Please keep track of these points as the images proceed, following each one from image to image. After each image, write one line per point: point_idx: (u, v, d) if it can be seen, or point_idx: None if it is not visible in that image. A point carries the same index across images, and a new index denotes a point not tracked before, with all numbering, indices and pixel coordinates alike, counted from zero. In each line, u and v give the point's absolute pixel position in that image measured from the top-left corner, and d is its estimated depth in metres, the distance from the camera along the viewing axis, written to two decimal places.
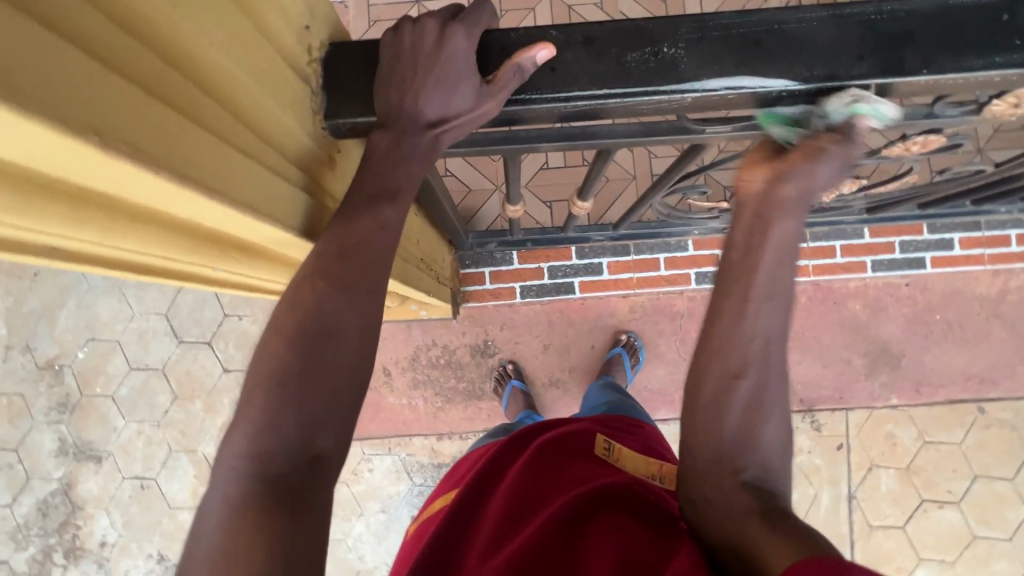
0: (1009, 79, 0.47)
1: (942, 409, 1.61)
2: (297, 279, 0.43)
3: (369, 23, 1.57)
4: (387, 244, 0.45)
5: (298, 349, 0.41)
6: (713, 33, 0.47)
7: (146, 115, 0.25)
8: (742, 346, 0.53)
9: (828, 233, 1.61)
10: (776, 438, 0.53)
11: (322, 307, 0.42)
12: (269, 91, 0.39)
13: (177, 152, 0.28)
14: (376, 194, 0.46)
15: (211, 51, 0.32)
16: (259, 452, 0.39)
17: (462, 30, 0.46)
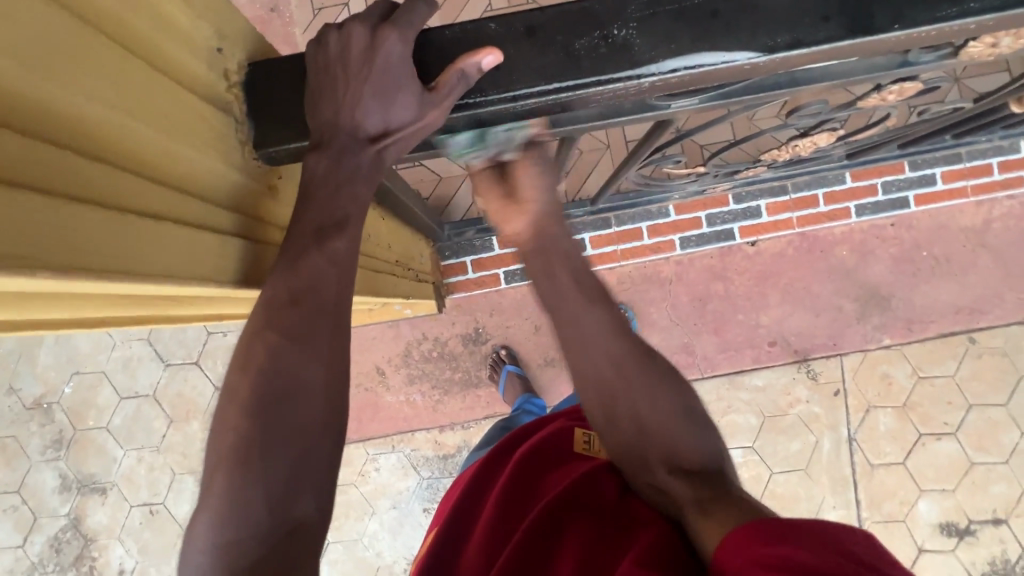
0: (989, 24, 0.44)
1: (935, 344, 1.62)
2: (247, 338, 0.39)
3: (314, 13, 1.48)
4: (341, 278, 0.41)
5: (257, 414, 0.37)
6: (666, 7, 0.43)
7: (11, 209, 0.24)
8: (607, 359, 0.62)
9: (810, 182, 1.59)
10: (674, 415, 0.61)
11: (277, 362, 0.39)
12: (178, 137, 0.37)
13: (58, 240, 0.26)
14: (321, 229, 0.41)
15: (90, 112, 0.30)
16: (230, 544, 0.35)
17: (396, 34, 0.41)
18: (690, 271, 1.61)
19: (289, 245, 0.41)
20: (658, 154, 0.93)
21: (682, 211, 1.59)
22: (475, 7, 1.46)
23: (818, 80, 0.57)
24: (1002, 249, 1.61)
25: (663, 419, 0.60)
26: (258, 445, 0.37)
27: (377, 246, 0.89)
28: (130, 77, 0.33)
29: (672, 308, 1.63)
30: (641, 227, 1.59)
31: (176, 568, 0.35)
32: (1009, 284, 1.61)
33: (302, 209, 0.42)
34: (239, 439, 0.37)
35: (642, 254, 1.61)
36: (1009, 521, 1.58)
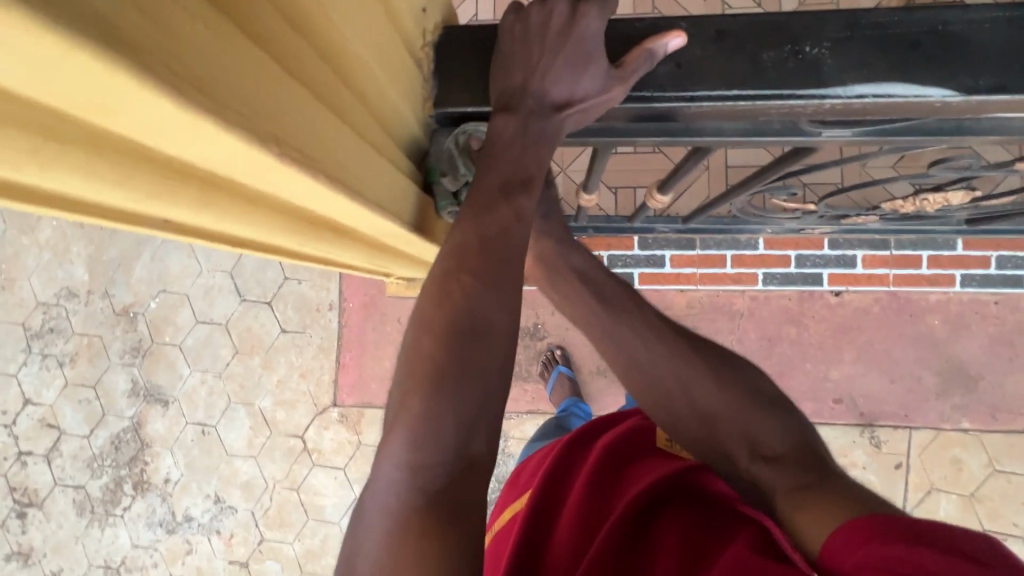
0: None
1: (1020, 439, 1.50)
2: (442, 276, 0.42)
3: None
4: (525, 235, 0.44)
5: (449, 349, 0.40)
6: (865, 31, 0.42)
7: (298, 111, 0.29)
8: (657, 359, 0.65)
9: (914, 242, 1.50)
10: (726, 397, 0.63)
11: (468, 302, 0.41)
12: (396, 81, 0.41)
13: (318, 146, 0.31)
14: (509, 186, 0.44)
15: (352, 44, 0.35)
16: (423, 462, 0.38)
17: (596, 12, 0.43)
18: (764, 309, 1.56)
19: (481, 201, 0.43)
20: (775, 183, 0.92)
21: (769, 247, 1.54)
22: None
23: (988, 131, 0.53)
24: None
25: (717, 409, 0.63)
26: (450, 376, 0.40)
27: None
28: (380, 22, 0.37)
29: (738, 343, 1.58)
30: (723, 255, 1.55)
31: (373, 470, 0.39)
32: None
33: (485, 169, 0.44)
34: (433, 370, 0.40)
35: (719, 282, 1.57)
36: None
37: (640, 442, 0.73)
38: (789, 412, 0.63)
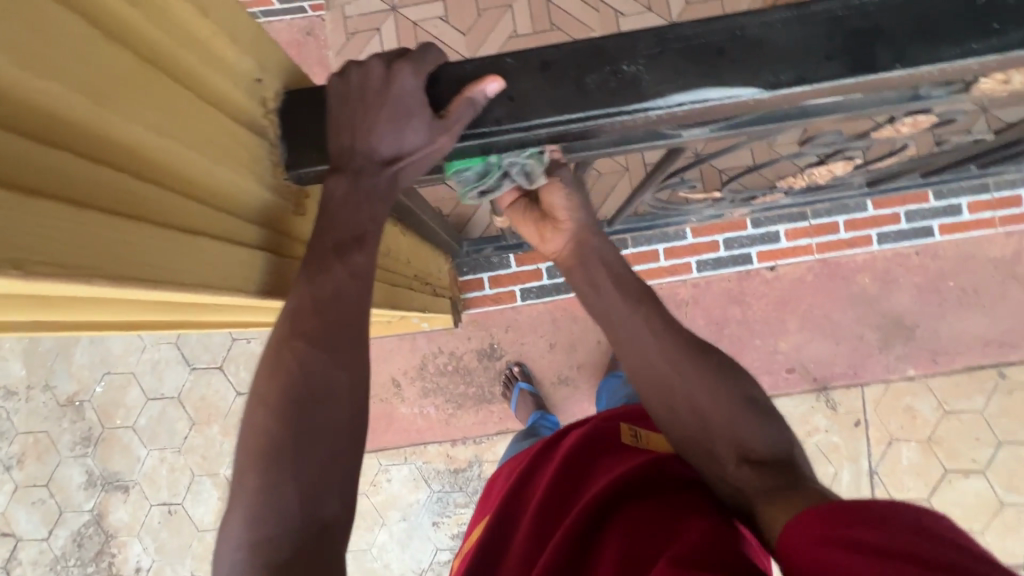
0: (992, 65, 0.45)
1: (962, 377, 1.58)
2: (276, 346, 0.46)
3: (347, 36, 1.58)
4: (358, 294, 0.47)
5: (287, 417, 0.44)
6: (674, 45, 0.45)
7: (77, 228, 0.29)
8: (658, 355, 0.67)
9: (830, 209, 1.58)
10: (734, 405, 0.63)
11: (302, 370, 0.45)
12: (220, 158, 0.41)
13: (114, 253, 0.31)
14: (342, 246, 0.46)
15: (144, 136, 0.34)
16: (264, 531, 0.42)
17: (409, 68, 0.45)
18: (707, 294, 1.61)
19: (310, 259, 0.46)
20: (671, 180, 0.95)
21: (698, 235, 1.60)
22: (501, 33, 1.53)
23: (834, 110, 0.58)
24: None
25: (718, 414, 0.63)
26: (287, 445, 0.43)
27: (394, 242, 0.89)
28: (177, 106, 0.37)
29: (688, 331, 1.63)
30: (656, 249, 1.60)
31: (219, 546, 0.43)
32: None
33: (324, 229, 0.46)
34: (269, 441, 0.43)
35: (658, 276, 1.61)
36: None
37: (603, 437, 0.76)
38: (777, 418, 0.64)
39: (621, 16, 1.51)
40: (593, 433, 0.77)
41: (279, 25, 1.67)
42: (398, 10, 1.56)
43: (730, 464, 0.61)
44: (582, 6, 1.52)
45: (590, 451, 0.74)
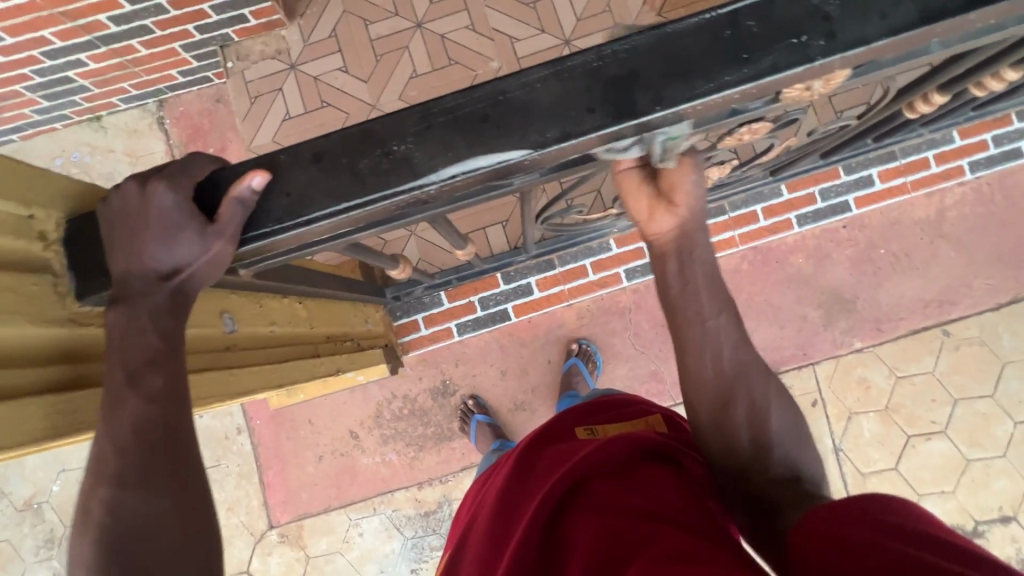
0: (753, 91, 0.46)
1: (908, 342, 1.59)
2: (85, 499, 0.46)
3: (250, 100, 1.59)
4: (164, 419, 0.48)
5: (112, 564, 0.43)
6: (439, 118, 0.45)
7: None
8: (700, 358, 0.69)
9: (746, 200, 1.59)
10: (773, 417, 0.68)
11: (117, 514, 0.45)
12: None
13: None
14: (134, 375, 0.49)
15: None
16: None
17: (163, 185, 0.47)
18: (647, 298, 1.62)
19: (108, 399, 0.48)
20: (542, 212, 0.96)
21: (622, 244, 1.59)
22: (402, 75, 1.54)
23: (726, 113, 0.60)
24: (960, 237, 1.60)
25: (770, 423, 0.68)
26: None
27: (273, 309, 0.84)
28: None
29: (635, 338, 1.63)
30: (583, 265, 1.60)
31: None
32: (974, 271, 1.59)
33: (116, 362, 0.49)
34: None
35: (589, 291, 1.62)
36: (1017, 518, 1.53)
37: (563, 434, 0.78)
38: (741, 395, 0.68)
39: (516, 41, 1.54)
40: (553, 432, 0.79)
41: (187, 96, 1.66)
42: (297, 67, 1.57)
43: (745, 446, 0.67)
44: (477, 37, 1.54)
45: (550, 443, 0.76)
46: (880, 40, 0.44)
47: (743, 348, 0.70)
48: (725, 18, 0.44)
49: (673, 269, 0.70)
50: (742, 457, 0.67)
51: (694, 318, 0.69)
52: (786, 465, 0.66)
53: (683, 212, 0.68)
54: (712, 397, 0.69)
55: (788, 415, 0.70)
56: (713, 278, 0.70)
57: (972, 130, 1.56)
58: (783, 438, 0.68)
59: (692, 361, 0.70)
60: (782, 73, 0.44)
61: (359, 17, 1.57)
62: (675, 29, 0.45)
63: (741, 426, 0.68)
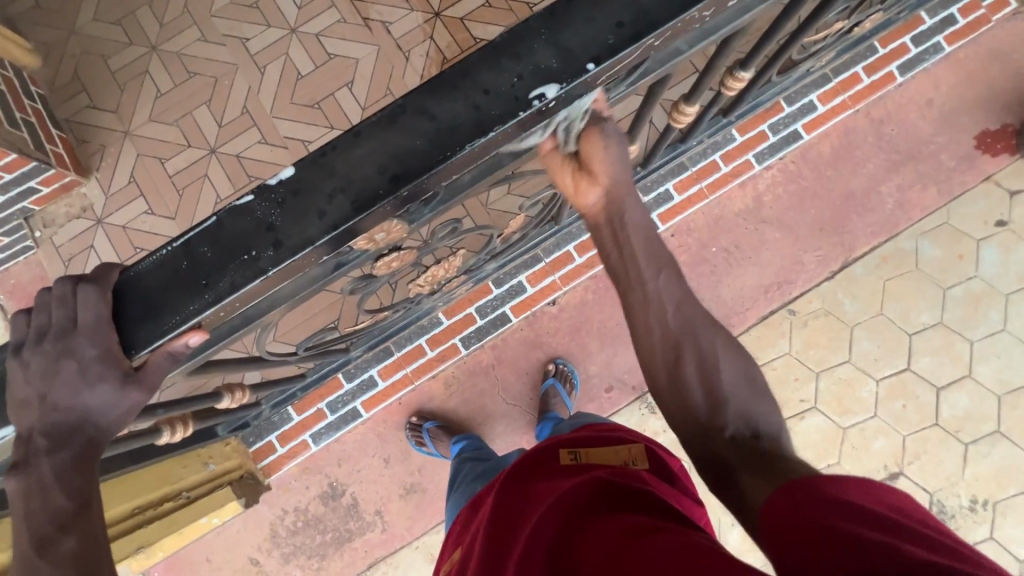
0: (235, 305, 0.48)
1: (759, 330, 1.62)
2: None
3: (64, 262, 1.56)
4: None
5: None
6: None
7: None
8: (655, 303, 0.74)
9: (557, 242, 1.55)
10: (732, 376, 0.71)
11: None
12: None
13: None
14: None
15: None
16: None
17: None
18: (507, 351, 1.60)
19: None
20: (277, 360, 0.98)
21: (451, 315, 1.57)
22: (207, 202, 1.56)
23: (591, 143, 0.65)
24: (781, 218, 1.64)
25: (720, 375, 0.71)
26: None
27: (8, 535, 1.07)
28: None
29: (506, 393, 1.60)
30: (419, 344, 1.57)
31: None
32: (803, 247, 1.63)
33: None
34: None
35: (431, 368, 1.58)
36: (904, 472, 1.56)
37: (547, 459, 0.81)
38: (695, 334, 0.73)
39: (308, 144, 1.56)
40: (539, 461, 0.81)
41: (13, 268, 1.56)
42: (103, 220, 1.57)
43: (692, 394, 0.70)
44: (270, 149, 1.57)
45: (534, 478, 0.76)
46: (323, 237, 0.46)
47: (691, 305, 0.75)
48: (179, 249, 0.46)
49: (608, 236, 0.76)
50: (698, 413, 0.69)
51: (635, 279, 0.74)
52: (741, 417, 0.68)
53: (607, 181, 0.73)
54: (662, 370, 0.73)
55: (739, 365, 0.73)
56: (647, 239, 0.75)
57: (748, 124, 1.61)
58: (738, 388, 0.70)
59: (638, 318, 0.75)
60: (240, 290, 0.46)
61: (154, 157, 1.59)
62: (141, 269, 0.47)
63: (694, 379, 0.71)
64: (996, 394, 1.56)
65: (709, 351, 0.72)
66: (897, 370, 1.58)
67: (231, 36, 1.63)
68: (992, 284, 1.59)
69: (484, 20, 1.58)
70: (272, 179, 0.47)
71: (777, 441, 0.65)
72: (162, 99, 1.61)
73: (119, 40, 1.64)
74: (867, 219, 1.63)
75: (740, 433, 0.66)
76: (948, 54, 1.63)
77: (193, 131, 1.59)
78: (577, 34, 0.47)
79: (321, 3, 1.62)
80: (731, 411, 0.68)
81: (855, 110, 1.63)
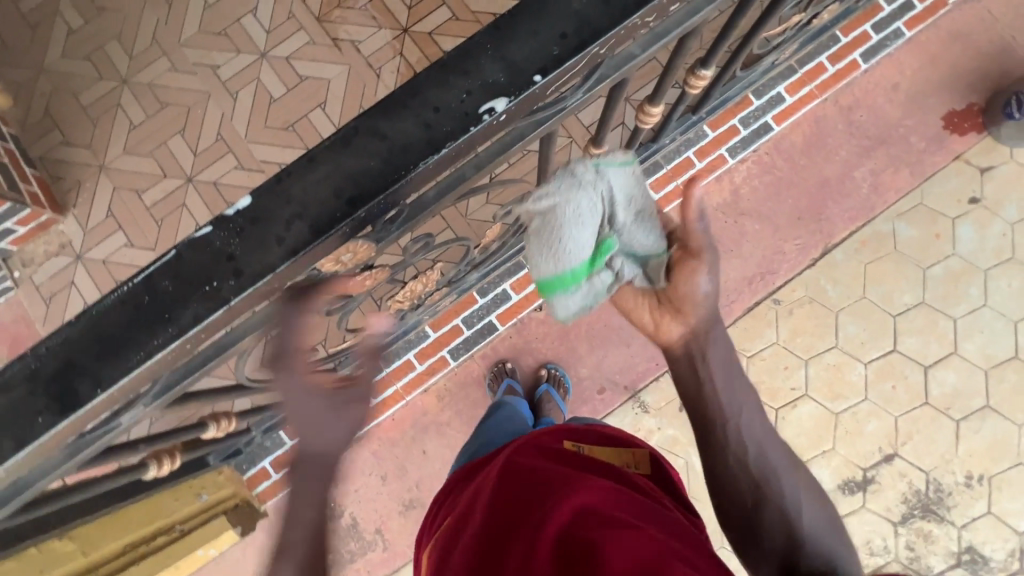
0: (200, 337, 0.48)
1: (746, 321, 1.63)
2: None
3: (45, 301, 1.55)
4: None
5: None
6: None
7: None
8: (737, 442, 0.72)
9: None
10: (813, 519, 0.70)
11: None
12: None
13: None
14: None
15: None
16: None
17: None
18: (498, 360, 1.60)
19: None
20: (263, 386, 0.98)
21: (438, 328, 1.57)
22: (186, 231, 1.55)
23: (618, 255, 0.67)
24: (758, 210, 1.65)
25: (804, 525, 0.69)
26: None
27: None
28: None
29: None
30: (408, 358, 1.57)
31: None
32: (783, 236, 1.64)
33: None
34: None
35: (421, 382, 1.58)
36: (899, 453, 1.57)
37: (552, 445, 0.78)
38: (780, 478, 0.71)
39: (285, 167, 1.57)
40: (544, 443, 0.78)
41: None
42: (82, 256, 1.56)
43: (775, 535, 0.69)
44: (247, 174, 1.57)
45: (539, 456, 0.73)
46: (284, 263, 0.46)
47: (773, 442, 0.74)
48: (140, 285, 0.46)
49: (686, 368, 0.74)
50: (774, 552, 0.68)
51: (716, 415, 0.73)
52: (820, 554, 0.67)
53: (690, 320, 0.72)
54: (741, 506, 0.71)
55: (821, 510, 0.72)
56: (732, 376, 0.73)
57: (719, 119, 1.63)
58: (817, 534, 0.69)
59: (718, 450, 0.73)
60: (204, 322, 0.46)
61: (130, 189, 1.58)
62: (102, 308, 0.46)
63: (777, 517, 0.69)
64: (983, 369, 1.58)
65: (792, 496, 0.71)
66: (884, 352, 1.60)
67: (201, 64, 1.63)
68: (970, 261, 1.61)
69: (452, 33, 1.60)
70: (229, 210, 0.47)
71: None
72: (135, 131, 1.60)
73: (89, 75, 1.63)
74: (843, 205, 1.65)
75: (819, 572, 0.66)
76: (909, 39, 1.66)
77: (168, 161, 1.59)
78: (522, 47, 0.48)
79: (289, 26, 1.63)
80: (810, 549, 0.67)
81: (823, 99, 1.65)
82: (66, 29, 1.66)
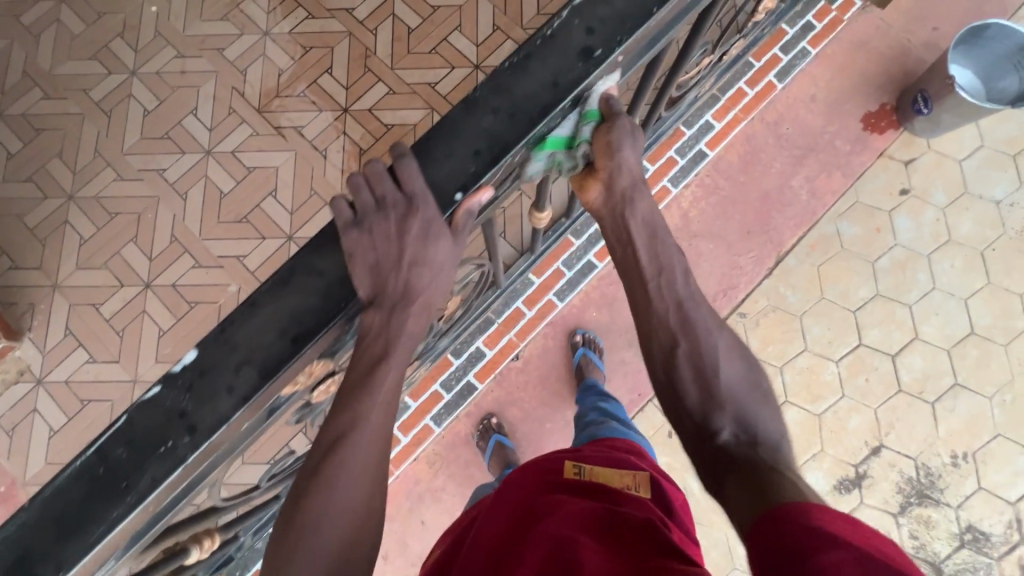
0: (161, 498, 0.47)
1: None
2: None
3: (8, 432, 1.49)
4: None
5: None
6: None
7: None
8: (659, 296, 0.75)
9: (504, 301, 1.59)
10: (731, 373, 0.73)
11: None
12: None
13: None
14: None
15: None
16: None
17: None
18: (485, 415, 1.59)
19: None
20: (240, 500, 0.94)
21: (417, 397, 1.57)
22: (150, 338, 1.53)
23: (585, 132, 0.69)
24: (710, 229, 1.71)
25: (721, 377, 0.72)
26: None
27: None
28: None
29: None
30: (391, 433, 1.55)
31: None
32: (737, 251, 1.71)
33: None
34: None
35: (409, 454, 1.56)
36: (885, 444, 1.61)
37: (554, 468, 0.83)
38: (709, 337, 0.74)
39: (243, 258, 1.57)
40: (543, 471, 0.82)
41: None
42: (43, 379, 1.52)
43: (691, 394, 0.72)
44: (205, 271, 1.57)
45: (532, 493, 0.78)
46: (236, 411, 0.47)
47: (697, 305, 0.76)
48: (93, 457, 0.46)
49: (611, 227, 0.77)
50: (694, 407, 0.72)
51: (636, 279, 0.75)
52: (739, 412, 0.71)
53: (607, 175, 0.75)
54: (661, 349, 0.74)
55: (740, 363, 0.75)
56: (657, 232, 0.76)
57: (656, 153, 1.70)
58: (737, 389, 0.72)
59: (640, 309, 0.76)
60: (162, 484, 0.46)
61: (87, 304, 1.55)
62: (56, 486, 0.46)
63: (688, 379, 0.73)
64: (945, 349, 1.64)
65: (711, 344, 0.74)
66: (851, 348, 1.65)
67: (147, 169, 1.64)
68: (912, 248, 1.70)
69: (392, 107, 1.65)
70: (176, 366, 0.48)
71: (776, 448, 0.68)
72: (86, 245, 1.59)
73: (33, 196, 1.63)
74: (787, 214, 1.73)
75: (733, 438, 0.68)
76: (816, 55, 1.78)
77: (123, 270, 1.57)
78: (440, 169, 0.50)
79: (231, 121, 1.66)
80: (729, 411, 0.70)
81: (749, 120, 1.75)
82: (5, 154, 1.66)
